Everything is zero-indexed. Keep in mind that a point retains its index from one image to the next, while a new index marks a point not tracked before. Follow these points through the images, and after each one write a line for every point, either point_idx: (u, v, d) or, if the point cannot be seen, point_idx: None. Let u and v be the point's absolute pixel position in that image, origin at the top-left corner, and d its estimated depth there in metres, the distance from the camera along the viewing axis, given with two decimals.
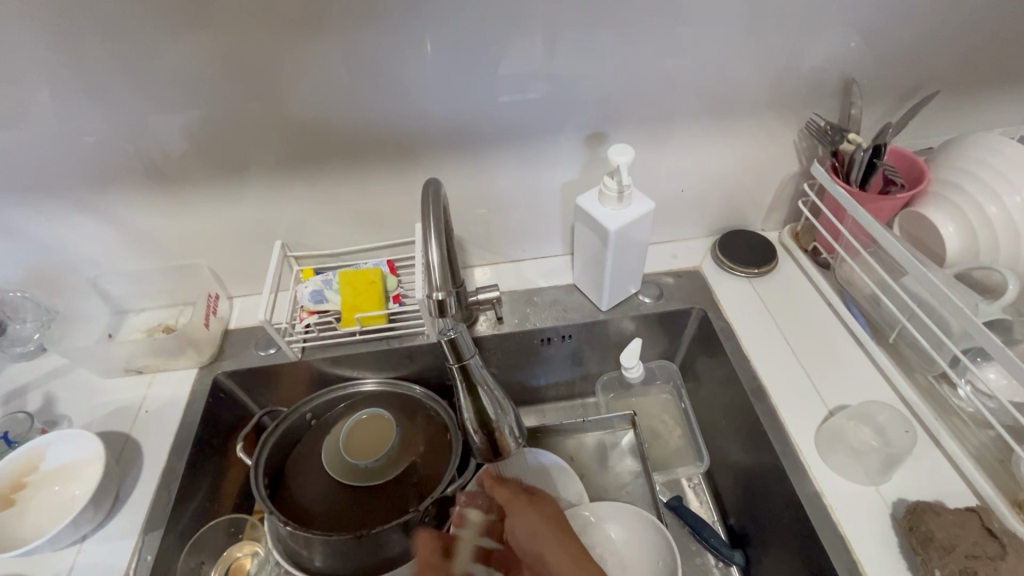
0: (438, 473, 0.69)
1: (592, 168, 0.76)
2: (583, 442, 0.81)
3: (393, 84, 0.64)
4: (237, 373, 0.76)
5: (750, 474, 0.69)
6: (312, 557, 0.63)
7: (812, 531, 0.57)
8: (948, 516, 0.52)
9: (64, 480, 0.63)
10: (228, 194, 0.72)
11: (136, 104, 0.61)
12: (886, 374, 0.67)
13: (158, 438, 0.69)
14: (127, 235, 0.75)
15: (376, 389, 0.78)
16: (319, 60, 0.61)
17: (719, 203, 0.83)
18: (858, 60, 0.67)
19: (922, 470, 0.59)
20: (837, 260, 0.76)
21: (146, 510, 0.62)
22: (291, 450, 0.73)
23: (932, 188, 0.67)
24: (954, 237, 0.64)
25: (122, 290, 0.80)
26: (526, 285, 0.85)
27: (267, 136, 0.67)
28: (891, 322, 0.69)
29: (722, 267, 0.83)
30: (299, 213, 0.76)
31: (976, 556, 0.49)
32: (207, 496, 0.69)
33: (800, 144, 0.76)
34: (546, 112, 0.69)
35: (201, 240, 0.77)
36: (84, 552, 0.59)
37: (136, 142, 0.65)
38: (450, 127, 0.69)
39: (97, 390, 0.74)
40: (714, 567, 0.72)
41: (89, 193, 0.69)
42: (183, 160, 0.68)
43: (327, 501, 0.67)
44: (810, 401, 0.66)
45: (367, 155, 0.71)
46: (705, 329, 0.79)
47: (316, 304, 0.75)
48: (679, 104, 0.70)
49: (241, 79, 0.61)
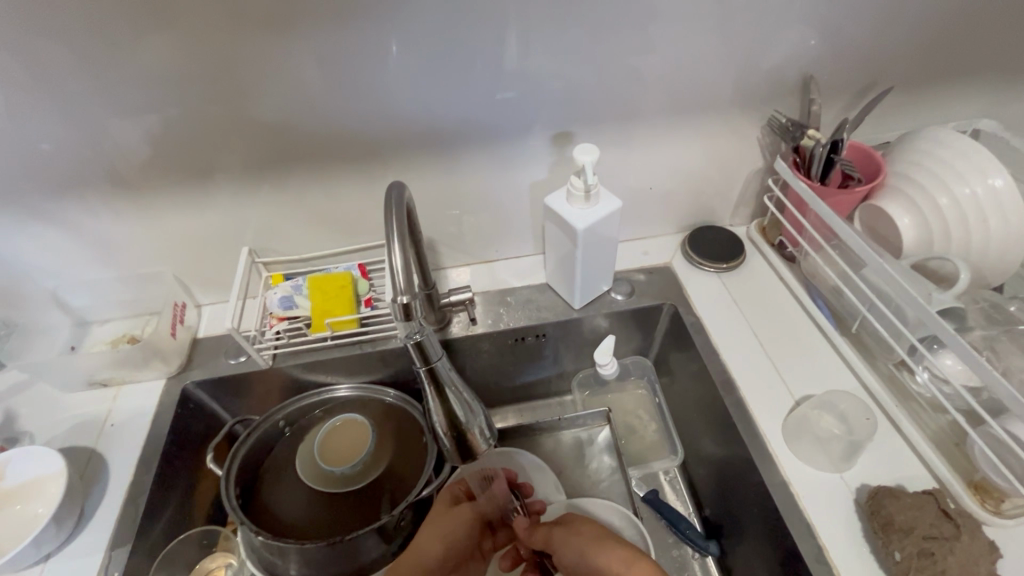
0: (414, 477, 0.69)
1: (561, 168, 0.77)
2: (560, 439, 0.81)
3: (358, 86, 0.63)
4: (207, 382, 0.75)
5: (722, 465, 0.71)
6: (287, 566, 0.63)
7: (781, 519, 0.58)
8: (906, 499, 0.54)
9: (25, 498, 0.61)
10: (192, 200, 0.71)
11: (93, 110, 0.60)
12: (849, 363, 0.69)
13: (125, 451, 0.67)
14: (88, 244, 0.73)
15: (350, 394, 0.78)
16: (282, 63, 0.60)
17: (687, 200, 0.85)
18: (816, 58, 0.69)
19: (883, 456, 0.61)
20: (802, 253, 0.78)
21: (113, 525, 0.61)
22: (264, 459, 0.72)
23: (889, 181, 0.69)
24: (909, 228, 0.67)
25: (85, 301, 0.78)
26: (499, 285, 0.85)
27: (231, 141, 0.66)
28: (853, 313, 0.71)
29: (692, 263, 0.84)
30: (267, 218, 0.75)
31: (932, 537, 0.51)
32: (178, 508, 0.68)
33: (763, 141, 0.78)
34: (514, 113, 0.69)
35: (165, 248, 0.75)
36: (49, 571, 0.58)
37: (93, 149, 0.63)
38: (418, 129, 0.68)
39: (60, 404, 0.72)
40: (690, 558, 0.73)
41: (46, 202, 0.67)
42: (144, 166, 0.66)
43: (302, 510, 0.66)
44: (778, 392, 0.68)
45: (335, 159, 0.70)
46: (676, 324, 0.81)
47: (285, 310, 0.74)
48: (644, 103, 0.71)
49: (202, 84, 0.60)
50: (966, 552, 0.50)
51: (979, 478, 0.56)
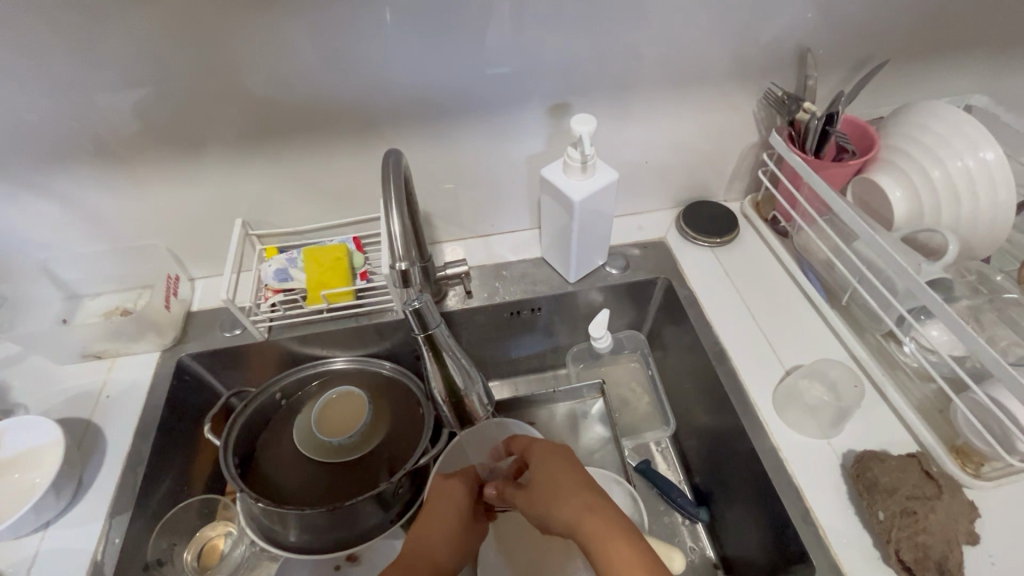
0: (411, 446, 0.70)
1: (557, 140, 0.76)
2: (555, 411, 0.83)
3: (353, 57, 0.62)
4: (202, 355, 0.74)
5: (714, 434, 0.72)
6: (287, 533, 0.64)
7: (771, 484, 0.60)
8: (890, 461, 0.56)
9: (23, 468, 0.61)
10: (185, 172, 0.70)
11: (80, 78, 0.58)
12: (839, 334, 0.70)
13: (122, 422, 0.67)
14: (78, 216, 0.72)
15: (347, 366, 0.78)
16: (278, 29, 0.59)
17: (683, 174, 0.85)
18: (813, 31, 0.69)
19: (870, 423, 0.62)
20: (795, 227, 0.79)
21: (112, 494, 0.61)
22: (261, 431, 0.72)
23: (882, 155, 0.69)
24: (902, 201, 0.67)
25: (77, 274, 0.77)
26: (494, 260, 0.85)
27: (223, 111, 0.64)
28: (844, 285, 0.72)
29: (686, 237, 0.85)
30: (261, 190, 0.74)
31: (915, 497, 0.53)
32: (176, 479, 0.68)
33: (759, 115, 0.78)
34: (511, 84, 0.68)
35: (158, 221, 0.75)
36: (49, 539, 0.58)
37: (82, 118, 0.62)
38: (413, 99, 0.68)
39: (55, 376, 0.71)
40: (680, 525, 0.75)
41: (34, 173, 0.66)
42: (135, 137, 0.65)
43: (300, 479, 0.67)
44: (769, 363, 0.69)
45: (329, 130, 0.69)
46: (670, 298, 0.81)
47: (281, 283, 0.74)
48: (642, 76, 0.70)
49: (195, 53, 0.59)
50: (946, 511, 0.52)
51: (961, 442, 0.58)
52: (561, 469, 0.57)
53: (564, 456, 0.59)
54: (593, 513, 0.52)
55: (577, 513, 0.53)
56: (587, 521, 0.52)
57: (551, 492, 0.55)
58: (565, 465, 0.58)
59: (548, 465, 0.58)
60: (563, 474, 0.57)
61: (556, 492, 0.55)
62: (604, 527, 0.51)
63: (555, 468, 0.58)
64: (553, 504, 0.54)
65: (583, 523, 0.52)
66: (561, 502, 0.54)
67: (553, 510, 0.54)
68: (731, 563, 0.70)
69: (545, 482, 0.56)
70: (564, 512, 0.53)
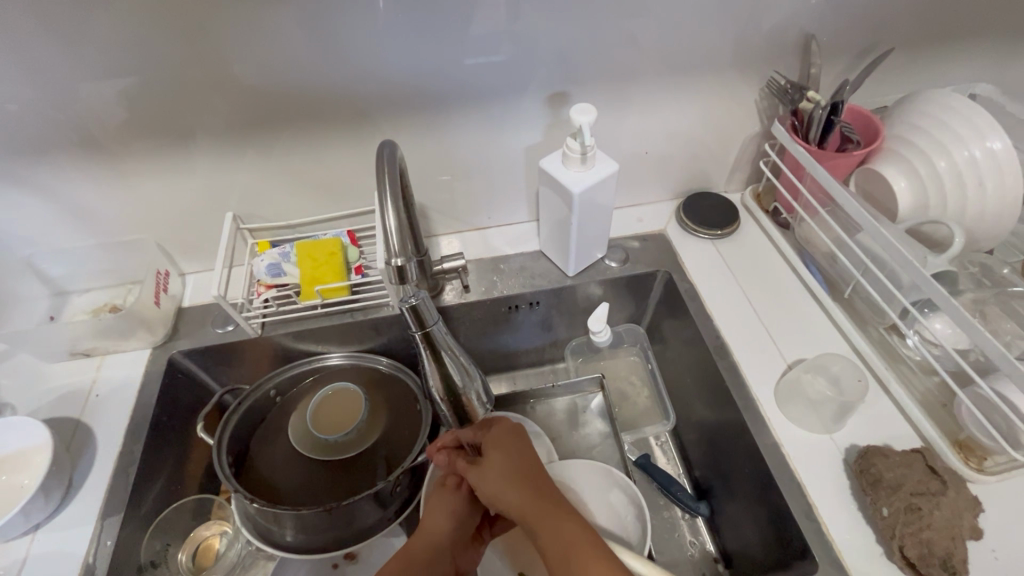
0: (409, 444, 0.69)
1: (556, 131, 0.75)
2: (554, 406, 0.82)
3: (345, 44, 0.60)
4: (194, 352, 0.73)
5: (714, 428, 0.72)
6: (283, 532, 0.63)
7: (772, 480, 0.59)
8: (894, 457, 0.55)
9: (10, 470, 0.60)
10: (172, 165, 0.68)
11: (60, 68, 0.56)
12: (842, 328, 0.70)
13: (112, 422, 0.66)
14: (63, 210, 0.69)
15: (343, 362, 0.77)
16: (266, 15, 0.56)
17: (683, 165, 0.83)
18: (817, 17, 0.67)
19: (872, 418, 0.62)
20: (796, 219, 0.78)
21: (103, 495, 0.60)
22: (256, 428, 0.71)
23: (887, 145, 0.68)
24: (906, 192, 0.66)
25: (64, 270, 0.75)
26: (492, 253, 0.83)
27: (211, 101, 0.62)
28: (846, 278, 0.71)
29: (686, 229, 0.84)
30: (252, 183, 0.72)
31: (920, 493, 0.52)
32: (170, 479, 0.67)
33: (761, 104, 0.77)
34: (508, 73, 0.66)
35: (146, 214, 0.73)
36: (39, 542, 0.57)
37: (63, 108, 0.60)
38: (408, 89, 0.66)
39: (42, 375, 0.70)
40: (681, 519, 0.75)
41: (15, 166, 0.64)
42: (119, 128, 0.63)
43: (296, 477, 0.66)
44: (770, 358, 0.68)
45: (321, 120, 0.67)
46: (670, 291, 0.80)
47: (273, 278, 0.72)
48: (642, 65, 0.69)
49: (181, 41, 0.57)
50: (951, 507, 0.51)
51: (964, 437, 0.57)
52: (514, 449, 0.56)
53: (518, 435, 0.58)
54: (540, 492, 0.52)
55: (527, 496, 0.52)
56: (539, 508, 0.51)
57: (497, 471, 0.54)
58: (516, 443, 0.57)
59: (506, 446, 0.56)
60: (513, 455, 0.55)
61: (502, 471, 0.54)
62: (550, 507, 0.51)
63: (506, 447, 0.56)
64: (501, 482, 0.53)
65: (530, 507, 0.51)
66: (512, 482, 0.53)
67: (501, 489, 0.53)
68: (731, 558, 0.70)
69: (494, 462, 0.55)
70: (511, 493, 0.52)
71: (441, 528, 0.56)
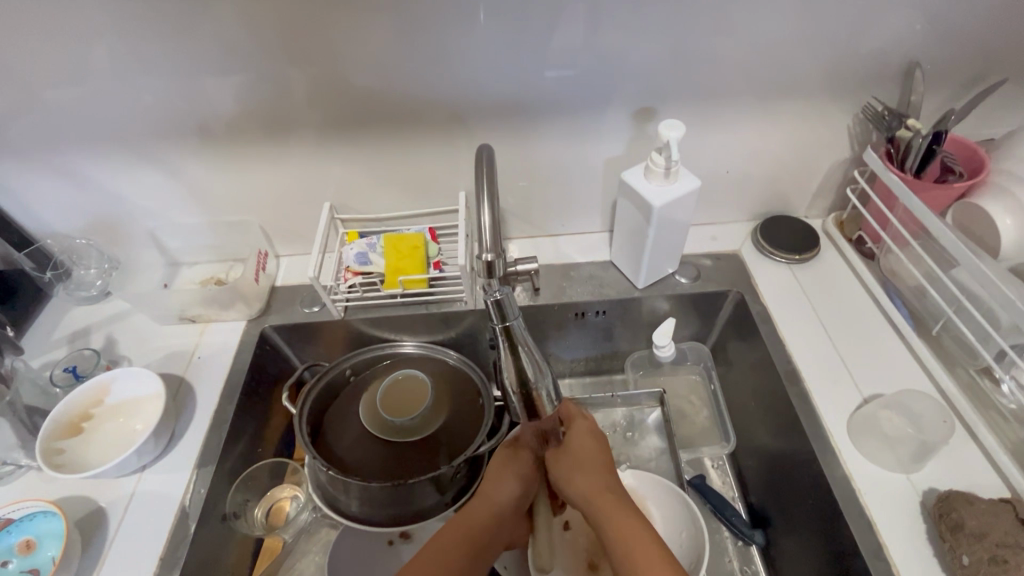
0: (470, 435, 0.72)
1: (637, 145, 0.76)
2: (611, 416, 0.83)
3: (446, 53, 0.65)
4: (283, 327, 0.79)
5: (778, 455, 0.70)
6: (349, 503, 0.67)
7: (840, 514, 0.58)
8: (980, 504, 0.52)
9: (128, 413, 0.68)
10: (281, 155, 0.75)
11: (203, 63, 0.64)
12: (927, 367, 0.66)
13: (210, 382, 0.73)
14: (186, 189, 0.78)
15: (414, 352, 0.81)
16: (380, 25, 0.62)
17: (763, 187, 0.82)
18: (922, 43, 0.65)
19: (955, 463, 0.59)
20: (883, 250, 0.75)
21: (200, 447, 0.67)
22: (330, 404, 0.77)
23: (991, 179, 0.65)
24: (1011, 229, 0.62)
25: (179, 244, 0.84)
26: (562, 260, 0.86)
27: (322, 100, 0.69)
28: (935, 314, 0.68)
29: (762, 252, 0.83)
30: (348, 177, 0.78)
31: (1006, 545, 0.49)
32: (254, 440, 0.73)
33: (853, 130, 0.75)
34: (595, 86, 0.69)
35: (254, 199, 0.80)
36: (144, 480, 0.64)
37: (199, 101, 0.68)
38: (497, 98, 0.70)
39: (154, 334, 0.78)
40: (733, 546, 0.73)
41: (153, 148, 0.73)
42: (242, 119, 0.70)
43: (364, 453, 0.70)
44: (845, 389, 0.66)
45: (416, 123, 0.72)
46: (741, 312, 0.79)
47: (361, 265, 0.77)
48: (730, 85, 0.69)
49: (304, 46, 0.63)
50: None
51: None
52: (601, 455, 0.63)
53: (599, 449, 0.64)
54: (610, 495, 0.60)
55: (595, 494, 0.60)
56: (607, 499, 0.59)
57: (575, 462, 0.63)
58: (599, 447, 0.64)
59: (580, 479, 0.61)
60: (591, 451, 0.64)
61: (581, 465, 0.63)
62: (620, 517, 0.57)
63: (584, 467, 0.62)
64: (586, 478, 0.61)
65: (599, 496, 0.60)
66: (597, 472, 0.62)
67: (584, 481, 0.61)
68: None
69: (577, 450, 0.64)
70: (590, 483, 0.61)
71: (507, 493, 0.63)
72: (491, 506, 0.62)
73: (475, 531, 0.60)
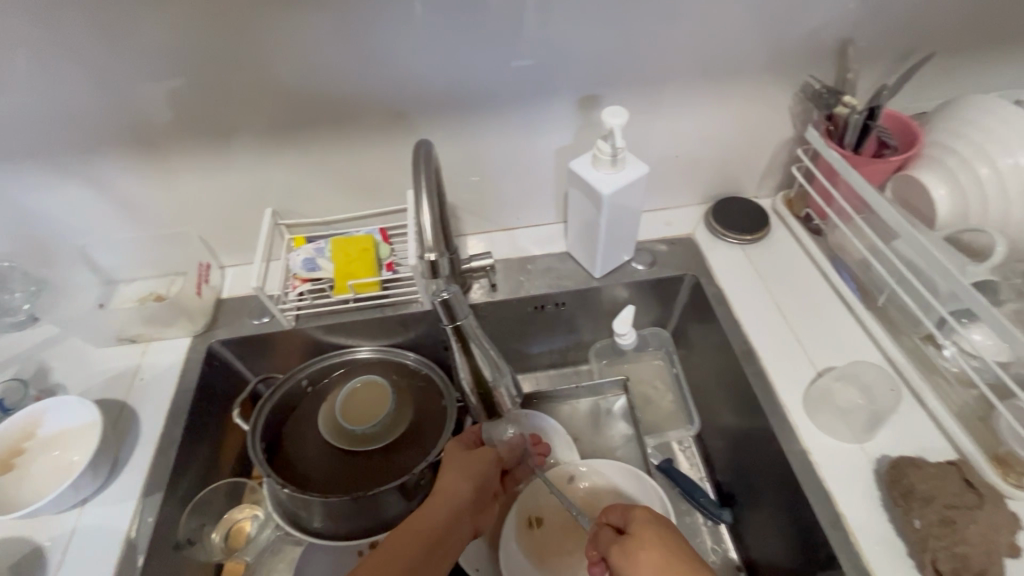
0: (433, 437, 0.71)
1: (586, 133, 0.75)
2: (577, 407, 0.82)
3: (386, 47, 0.62)
4: (231, 342, 0.76)
5: (740, 434, 0.71)
6: (311, 518, 0.65)
7: (800, 488, 0.59)
8: (929, 469, 0.54)
9: (63, 446, 0.63)
10: (218, 161, 0.71)
11: (121, 66, 0.60)
12: (875, 337, 0.68)
13: (155, 405, 0.69)
14: (117, 202, 0.73)
15: (371, 356, 0.79)
16: (311, 19, 0.59)
17: (713, 170, 0.83)
18: (855, 21, 0.67)
19: (906, 429, 0.60)
20: (830, 225, 0.76)
21: (146, 474, 0.63)
22: (287, 417, 0.74)
23: (926, 151, 0.67)
24: (945, 200, 0.64)
25: (111, 263, 0.78)
26: (519, 253, 0.85)
27: (255, 100, 0.65)
28: (881, 286, 0.69)
29: (716, 234, 0.83)
30: (291, 180, 0.75)
31: (955, 506, 0.51)
32: (207, 462, 0.70)
33: (795, 109, 0.76)
34: (540, 76, 0.67)
35: (191, 209, 0.76)
36: (85, 515, 0.60)
37: (121, 107, 0.63)
38: (441, 91, 0.67)
39: (91, 358, 0.74)
40: (704, 526, 0.74)
41: (75, 160, 0.68)
42: (171, 126, 0.66)
43: (326, 466, 0.68)
44: (799, 364, 0.68)
45: (357, 120, 0.69)
46: (698, 295, 0.80)
47: (308, 272, 0.75)
48: (675, 68, 0.69)
49: (232, 45, 0.60)
50: (988, 522, 0.50)
51: (1004, 451, 0.55)
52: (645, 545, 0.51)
53: (670, 528, 0.52)
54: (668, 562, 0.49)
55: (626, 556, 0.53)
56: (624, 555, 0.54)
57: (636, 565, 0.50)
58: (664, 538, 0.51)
59: (665, 539, 0.51)
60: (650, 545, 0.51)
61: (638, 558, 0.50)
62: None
63: (660, 539, 0.51)
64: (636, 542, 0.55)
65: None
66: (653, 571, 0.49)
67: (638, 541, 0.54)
68: (755, 567, 0.69)
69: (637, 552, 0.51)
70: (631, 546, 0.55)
71: (461, 491, 0.59)
72: (444, 501, 0.58)
73: (433, 532, 0.56)
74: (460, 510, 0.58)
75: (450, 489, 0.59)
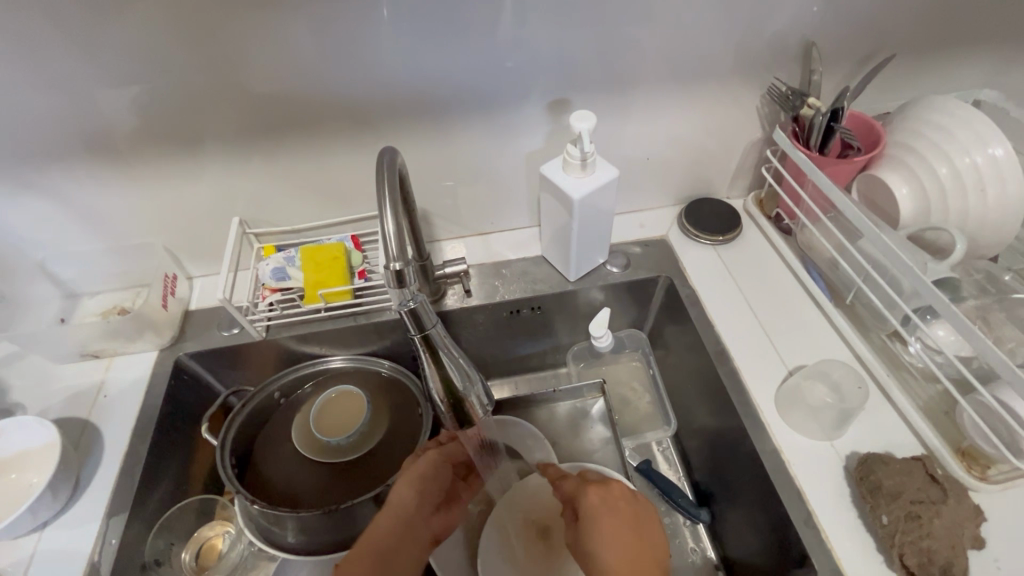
0: (409, 446, 0.70)
1: (557, 137, 0.75)
2: (556, 411, 0.82)
3: (352, 53, 0.61)
4: (200, 355, 0.74)
5: (715, 434, 0.72)
6: (285, 534, 0.63)
7: (772, 487, 0.59)
8: (895, 465, 0.55)
9: (19, 468, 0.61)
10: (183, 169, 0.69)
11: (74, 74, 0.58)
12: (844, 335, 0.69)
13: (119, 423, 0.67)
14: (76, 215, 0.71)
15: (345, 365, 0.78)
16: (273, 24, 0.58)
17: (685, 172, 0.84)
18: (817, 24, 0.67)
19: (874, 425, 0.61)
20: (799, 225, 0.78)
21: (109, 495, 0.61)
22: (259, 430, 0.72)
23: (888, 151, 0.68)
24: (908, 199, 0.66)
25: (74, 274, 0.77)
26: (493, 258, 0.84)
27: (219, 108, 0.64)
28: (848, 284, 0.71)
29: (688, 235, 0.84)
30: (258, 188, 0.74)
31: (919, 501, 0.52)
32: (176, 479, 0.68)
33: (762, 111, 0.77)
34: (509, 80, 0.67)
35: (156, 220, 0.74)
36: (46, 539, 0.58)
37: (77, 117, 0.61)
38: (410, 96, 0.67)
39: (51, 375, 0.71)
40: (682, 527, 0.74)
41: (31, 171, 0.65)
42: (130, 135, 0.64)
43: (299, 480, 0.67)
44: (771, 363, 0.68)
45: (325, 126, 0.68)
46: (672, 296, 0.80)
47: (278, 281, 0.73)
48: (643, 72, 0.69)
49: (192, 52, 0.58)
50: (950, 516, 0.51)
51: (967, 445, 0.57)
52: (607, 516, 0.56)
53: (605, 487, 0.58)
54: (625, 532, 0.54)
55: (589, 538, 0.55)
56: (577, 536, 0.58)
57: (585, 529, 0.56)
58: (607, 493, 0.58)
59: (609, 499, 0.57)
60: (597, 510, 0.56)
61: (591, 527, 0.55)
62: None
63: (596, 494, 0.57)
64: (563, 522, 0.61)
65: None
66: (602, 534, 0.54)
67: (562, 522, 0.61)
68: (732, 564, 0.69)
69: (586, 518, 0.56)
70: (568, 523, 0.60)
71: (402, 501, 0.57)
72: (394, 514, 0.56)
73: (381, 549, 0.54)
74: (409, 523, 0.57)
75: (397, 503, 0.57)
